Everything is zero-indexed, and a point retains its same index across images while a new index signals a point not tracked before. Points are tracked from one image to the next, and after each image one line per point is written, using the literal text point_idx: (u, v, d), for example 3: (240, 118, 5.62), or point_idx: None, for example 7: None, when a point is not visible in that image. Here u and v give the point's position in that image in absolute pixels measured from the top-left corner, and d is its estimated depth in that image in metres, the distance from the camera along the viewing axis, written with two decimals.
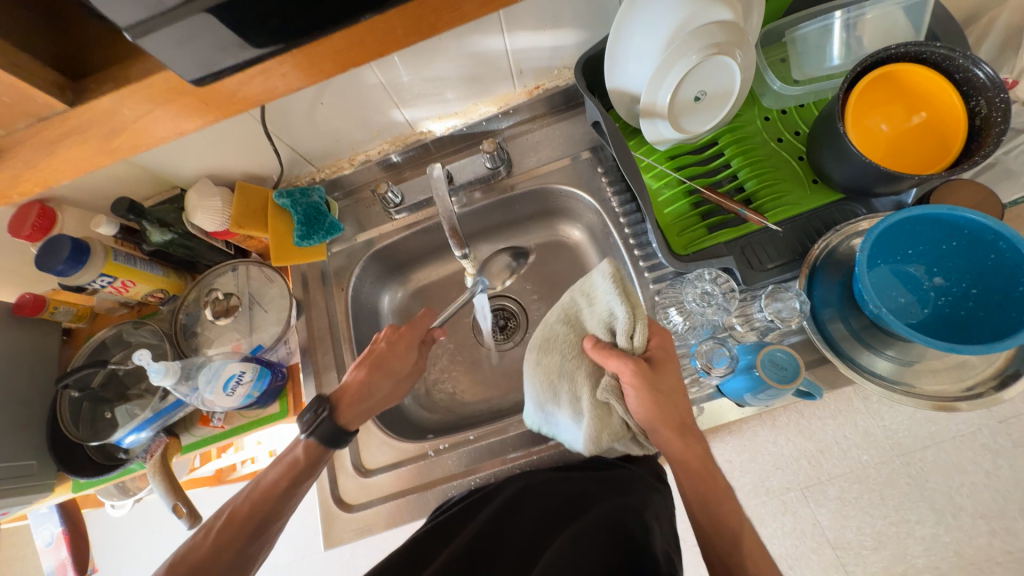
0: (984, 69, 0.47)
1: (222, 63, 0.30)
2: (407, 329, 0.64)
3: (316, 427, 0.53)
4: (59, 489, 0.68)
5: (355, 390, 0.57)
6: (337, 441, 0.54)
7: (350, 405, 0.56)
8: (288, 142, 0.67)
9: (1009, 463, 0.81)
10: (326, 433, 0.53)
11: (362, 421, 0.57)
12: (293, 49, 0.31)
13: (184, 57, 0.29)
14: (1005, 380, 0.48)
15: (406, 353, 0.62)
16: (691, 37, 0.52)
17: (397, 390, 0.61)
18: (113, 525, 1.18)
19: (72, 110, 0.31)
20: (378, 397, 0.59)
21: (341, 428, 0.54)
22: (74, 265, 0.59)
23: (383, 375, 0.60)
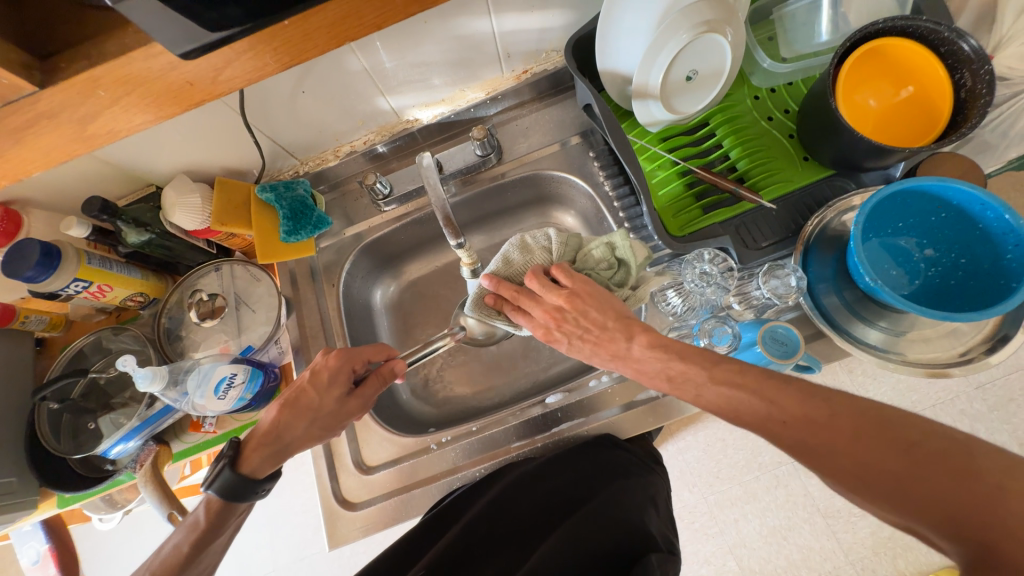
0: (969, 42, 0.47)
1: (208, 38, 0.28)
2: (340, 360, 0.56)
3: (218, 477, 0.50)
4: (43, 505, 0.65)
5: (266, 434, 0.53)
6: (231, 496, 0.50)
7: (257, 452, 0.52)
8: (269, 133, 0.65)
9: (985, 427, 0.84)
10: (228, 483, 0.49)
11: (273, 468, 0.53)
12: (285, 22, 0.30)
13: (168, 30, 0.26)
14: (994, 345, 0.50)
15: (333, 392, 0.55)
16: (683, 15, 0.51)
17: (314, 434, 0.55)
18: (101, 539, 1.15)
19: (45, 92, 0.28)
20: (290, 443, 0.54)
21: (245, 477, 0.50)
22: (45, 270, 0.56)
23: (301, 419, 0.54)
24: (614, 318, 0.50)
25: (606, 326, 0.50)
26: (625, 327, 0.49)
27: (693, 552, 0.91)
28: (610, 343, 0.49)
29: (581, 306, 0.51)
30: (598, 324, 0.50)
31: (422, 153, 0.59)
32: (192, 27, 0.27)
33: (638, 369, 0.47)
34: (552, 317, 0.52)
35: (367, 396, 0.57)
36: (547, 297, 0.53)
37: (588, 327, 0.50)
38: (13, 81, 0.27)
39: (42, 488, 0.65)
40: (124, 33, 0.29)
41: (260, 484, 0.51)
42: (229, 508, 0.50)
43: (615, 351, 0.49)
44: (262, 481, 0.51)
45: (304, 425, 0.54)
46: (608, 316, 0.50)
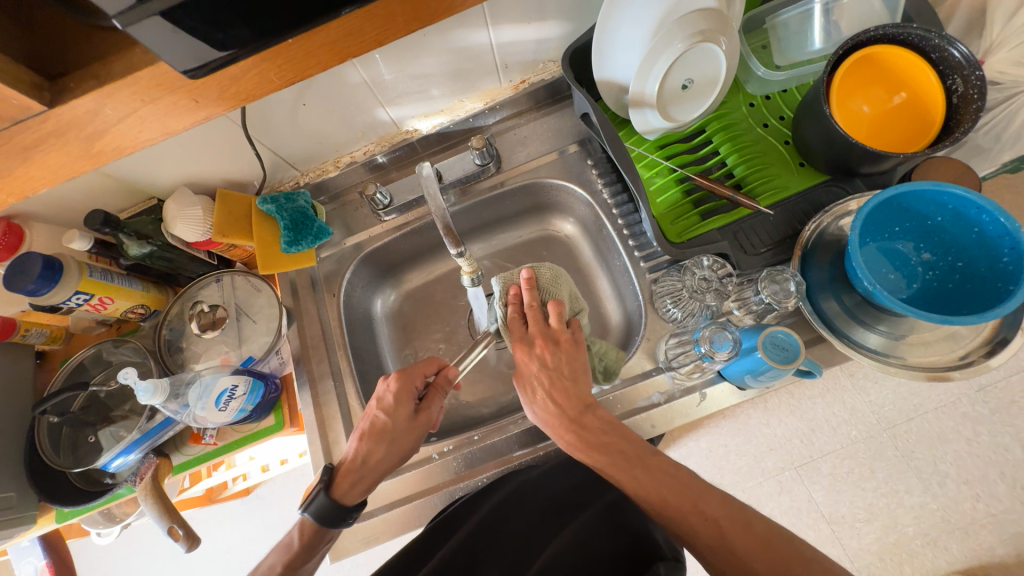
0: (959, 48, 0.48)
1: (215, 56, 0.28)
2: (402, 380, 0.56)
3: (312, 502, 0.51)
4: (42, 520, 0.65)
5: (351, 461, 0.54)
6: (327, 522, 0.51)
7: (345, 477, 0.53)
8: (270, 145, 0.65)
9: (988, 430, 0.84)
10: (322, 509, 0.51)
11: (362, 494, 0.53)
12: (289, 41, 0.30)
13: (177, 49, 0.27)
14: (994, 348, 0.50)
15: (401, 411, 0.55)
16: (677, 25, 0.52)
17: (394, 456, 0.54)
18: (98, 553, 1.14)
19: (53, 110, 0.28)
20: (375, 468, 0.54)
21: (338, 504, 0.51)
22: (46, 283, 0.56)
23: (379, 443, 0.54)
24: (581, 386, 0.53)
25: (576, 386, 0.52)
26: (580, 402, 0.52)
27: (698, 560, 0.90)
28: (572, 396, 0.52)
29: (569, 355, 0.54)
30: (569, 378, 0.53)
31: (425, 164, 0.60)
32: (199, 45, 0.27)
33: (580, 436, 0.49)
34: (540, 342, 0.55)
35: (426, 419, 0.56)
36: (554, 323, 0.56)
37: (563, 371, 0.53)
38: (23, 100, 0.27)
39: (42, 502, 0.64)
40: (132, 52, 0.29)
41: (351, 509, 0.52)
42: (321, 534, 0.52)
43: (561, 414, 0.51)
44: (352, 508, 0.52)
45: (382, 451, 0.54)
46: (581, 379, 0.53)
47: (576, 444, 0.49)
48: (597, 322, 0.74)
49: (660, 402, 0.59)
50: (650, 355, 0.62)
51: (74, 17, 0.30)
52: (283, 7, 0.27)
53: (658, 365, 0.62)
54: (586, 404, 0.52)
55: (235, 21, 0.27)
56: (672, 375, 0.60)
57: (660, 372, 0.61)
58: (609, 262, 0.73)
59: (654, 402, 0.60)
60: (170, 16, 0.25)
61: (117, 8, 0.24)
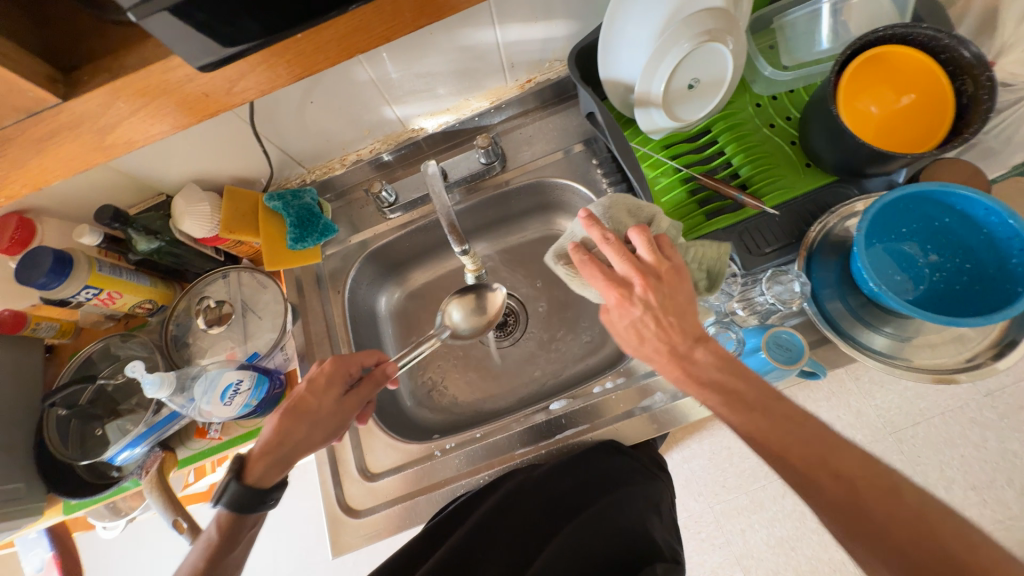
0: (969, 49, 0.48)
1: (227, 52, 0.29)
2: (335, 363, 0.57)
3: (225, 491, 0.49)
4: (48, 512, 0.65)
5: (267, 444, 0.52)
6: (239, 509, 0.49)
7: (259, 462, 0.51)
8: (277, 142, 0.66)
9: (995, 435, 0.83)
10: (234, 496, 0.49)
11: (278, 477, 0.52)
12: (298, 36, 0.31)
13: (190, 44, 0.27)
14: (1002, 350, 0.50)
15: (331, 393, 0.56)
16: (683, 25, 0.52)
17: (316, 438, 0.54)
18: (104, 547, 1.14)
19: (67, 104, 0.29)
20: (295, 449, 0.53)
21: (250, 489, 0.49)
22: (57, 277, 0.57)
23: (301, 423, 0.54)
24: (688, 320, 0.44)
25: (682, 317, 0.44)
26: (693, 340, 0.44)
27: (700, 563, 0.90)
28: (675, 334, 0.44)
29: (670, 286, 0.44)
30: (676, 314, 0.44)
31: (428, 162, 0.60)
32: (211, 40, 0.27)
33: (690, 371, 0.43)
34: (640, 284, 0.44)
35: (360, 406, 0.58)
36: (646, 256, 0.46)
37: (668, 306, 0.44)
38: (38, 93, 0.27)
39: (49, 494, 0.65)
40: (144, 47, 0.30)
41: (265, 495, 0.51)
42: (239, 521, 0.50)
43: (671, 349, 0.44)
44: (268, 490, 0.50)
45: (305, 427, 0.54)
46: (686, 306, 0.44)
47: (682, 377, 0.43)
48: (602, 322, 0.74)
49: (663, 402, 0.59)
50: None
51: (88, 12, 0.31)
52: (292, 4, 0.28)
53: None
54: (694, 339, 0.44)
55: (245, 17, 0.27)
56: None
57: None
58: None
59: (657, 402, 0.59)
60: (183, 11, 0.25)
61: (130, 0, 0.24)
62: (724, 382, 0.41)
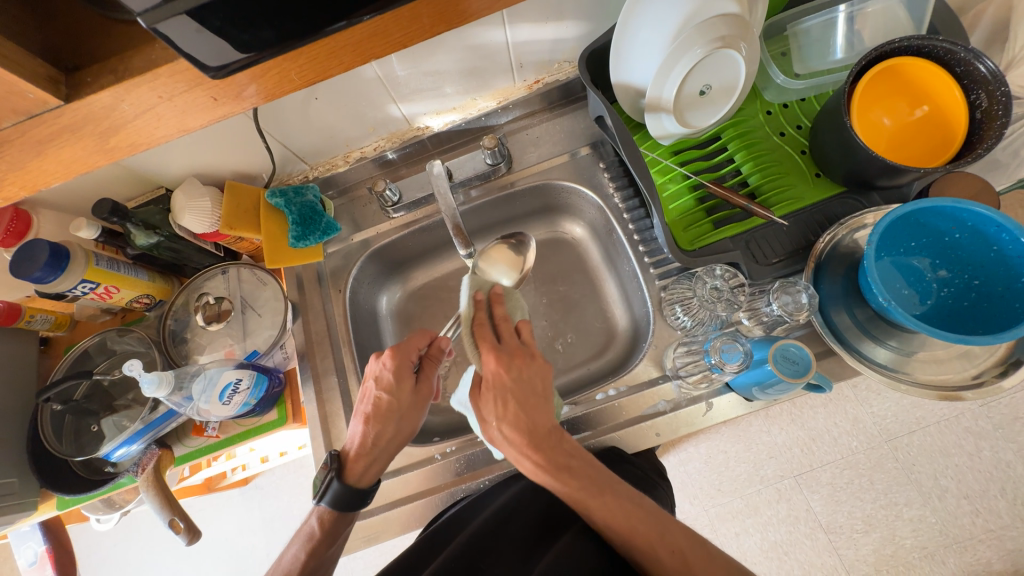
0: (985, 63, 0.47)
1: (239, 57, 0.28)
2: (396, 355, 0.54)
3: (328, 491, 0.52)
4: (42, 507, 0.64)
5: (361, 445, 0.53)
6: (343, 505, 0.52)
7: (357, 463, 0.53)
8: (280, 138, 0.65)
9: (989, 445, 0.83)
10: (334, 495, 0.52)
11: (375, 475, 0.54)
12: (314, 43, 0.30)
13: (200, 48, 0.26)
14: (1008, 368, 0.49)
15: (403, 388, 0.54)
16: (698, 30, 0.51)
17: (404, 430, 0.54)
18: (98, 537, 1.14)
19: (69, 105, 0.28)
20: (389, 446, 0.54)
21: (353, 488, 0.52)
22: (53, 271, 0.56)
23: (389, 423, 0.53)
24: (540, 417, 0.47)
25: (534, 409, 0.47)
26: (535, 435, 0.46)
27: None
28: (538, 422, 0.47)
29: (525, 369, 0.49)
30: (525, 408, 0.47)
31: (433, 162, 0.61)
32: (221, 43, 0.27)
33: (548, 455, 0.45)
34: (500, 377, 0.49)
35: (433, 390, 0.55)
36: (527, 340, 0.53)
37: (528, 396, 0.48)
38: (39, 94, 0.26)
39: (42, 489, 0.64)
40: (152, 47, 0.29)
41: (366, 490, 0.53)
42: (341, 518, 0.53)
43: (530, 435, 0.46)
44: (366, 489, 0.53)
45: (391, 427, 0.53)
46: (541, 399, 0.48)
47: (543, 465, 0.45)
48: (604, 327, 0.73)
49: (665, 410, 0.59)
50: (657, 362, 0.62)
51: (92, 9, 0.30)
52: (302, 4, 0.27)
53: (664, 373, 0.61)
54: (548, 432, 0.47)
55: (261, 23, 0.27)
56: (678, 384, 0.60)
57: (666, 380, 0.61)
58: (618, 267, 0.73)
59: (660, 410, 0.59)
60: (198, 16, 0.24)
61: (142, 6, 0.23)
62: (560, 464, 0.45)
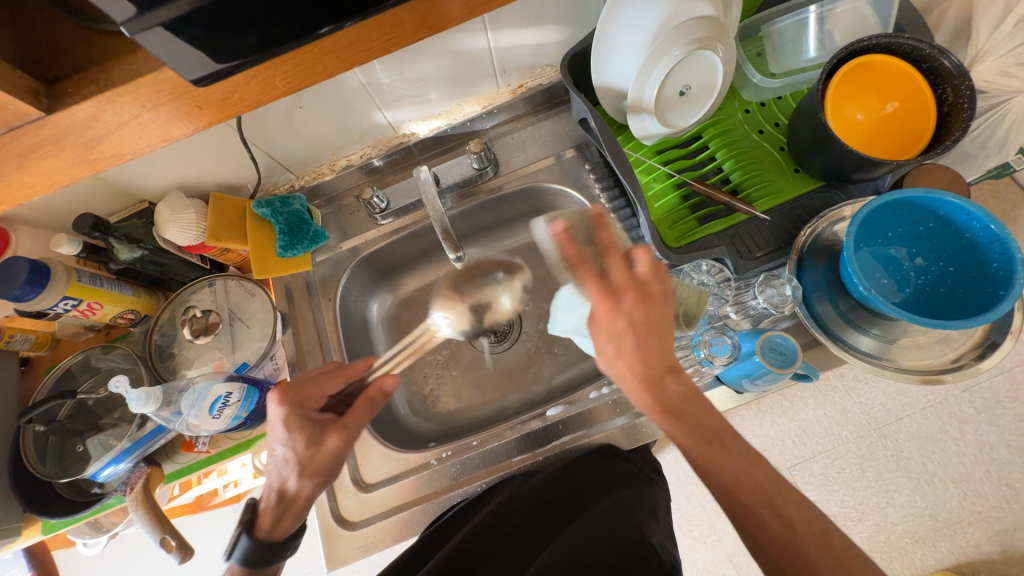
0: (949, 58, 0.50)
1: (224, 65, 0.28)
2: (284, 400, 0.54)
3: (236, 548, 0.51)
4: (26, 532, 0.62)
5: (269, 499, 0.53)
6: (252, 562, 0.50)
7: (266, 515, 0.53)
8: (265, 148, 0.64)
9: (973, 429, 0.85)
10: (245, 551, 0.50)
11: (289, 528, 0.53)
12: (297, 49, 0.30)
13: (185, 58, 0.27)
14: (985, 351, 0.51)
15: (299, 436, 0.53)
16: (675, 33, 0.53)
17: (320, 477, 0.54)
18: (86, 562, 1.11)
19: (53, 117, 0.27)
20: (296, 499, 0.53)
21: (261, 545, 0.51)
22: (33, 289, 0.55)
23: (294, 471, 0.53)
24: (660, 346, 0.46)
25: (649, 347, 0.45)
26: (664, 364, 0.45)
27: (693, 561, 0.90)
28: (651, 358, 0.45)
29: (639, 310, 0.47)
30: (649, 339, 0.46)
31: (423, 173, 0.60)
32: (207, 53, 0.27)
33: (660, 398, 0.44)
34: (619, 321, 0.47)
35: (344, 432, 0.54)
36: (641, 271, 0.49)
37: (645, 327, 0.46)
38: (21, 107, 0.26)
39: (26, 514, 0.62)
40: (135, 57, 0.29)
41: (279, 546, 0.52)
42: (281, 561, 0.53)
43: (645, 376, 0.45)
44: (279, 544, 0.52)
45: (295, 478, 0.53)
46: (655, 338, 0.46)
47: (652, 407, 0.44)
48: None
49: None
50: None
51: (73, 22, 0.29)
52: (283, 11, 0.27)
53: None
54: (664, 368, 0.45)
55: (247, 30, 0.27)
56: None
57: None
58: None
59: None
60: (180, 24, 0.25)
61: (124, 14, 0.24)
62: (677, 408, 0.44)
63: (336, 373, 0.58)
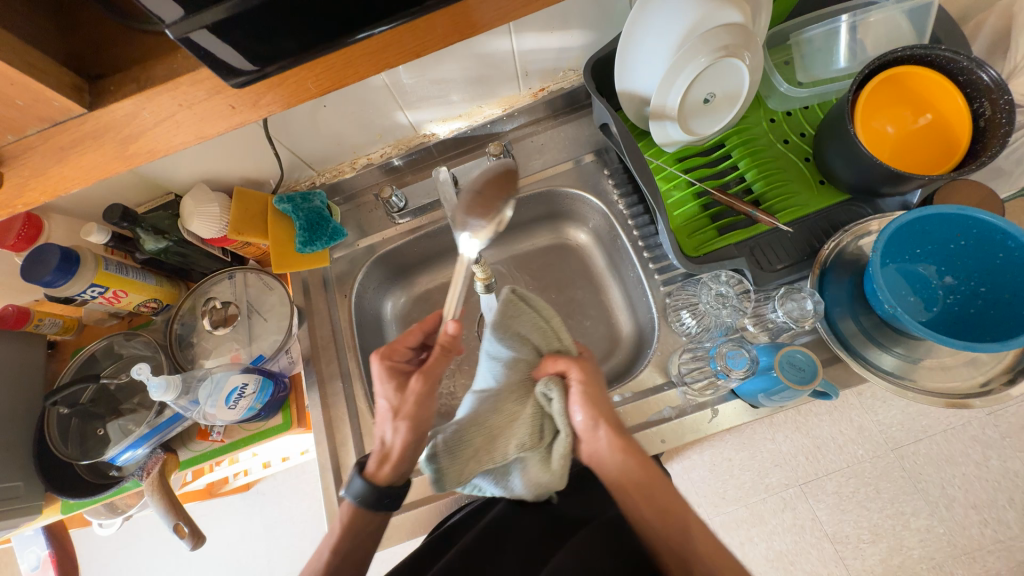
0: (989, 72, 0.48)
1: (260, 67, 0.29)
2: (384, 356, 0.55)
3: (353, 490, 0.49)
4: (47, 511, 0.64)
5: (385, 450, 0.51)
6: (369, 504, 0.49)
7: (383, 463, 0.51)
8: (289, 145, 0.65)
9: (997, 454, 0.82)
10: (361, 493, 0.49)
11: (402, 474, 0.51)
12: (329, 53, 0.30)
13: (223, 60, 0.27)
14: (1015, 376, 0.49)
15: (399, 385, 0.53)
16: (702, 40, 0.52)
17: (414, 426, 0.51)
18: (101, 543, 1.14)
19: (93, 112, 0.28)
20: (416, 443, 0.52)
21: (377, 487, 0.49)
22: (63, 275, 0.56)
23: (404, 418, 0.51)
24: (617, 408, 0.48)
25: (603, 395, 0.48)
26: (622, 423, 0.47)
27: None
28: (611, 410, 0.48)
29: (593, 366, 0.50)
30: (608, 399, 0.48)
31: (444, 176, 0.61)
32: (245, 56, 0.28)
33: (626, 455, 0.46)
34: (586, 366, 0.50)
35: (424, 375, 0.52)
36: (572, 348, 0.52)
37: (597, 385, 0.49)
38: (65, 102, 0.27)
39: (47, 493, 0.64)
40: (173, 57, 0.29)
41: (393, 489, 0.50)
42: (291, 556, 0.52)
43: (614, 424, 0.47)
44: (391, 488, 0.50)
45: (394, 426, 0.51)
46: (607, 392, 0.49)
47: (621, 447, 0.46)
48: (608, 333, 0.73)
49: (671, 417, 0.59)
50: (661, 368, 0.62)
51: (116, 21, 0.30)
52: (319, 12, 0.27)
53: (669, 379, 0.61)
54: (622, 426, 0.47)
55: (283, 34, 0.28)
56: (684, 390, 0.59)
57: (671, 386, 0.60)
58: (622, 273, 0.73)
59: (665, 417, 0.59)
60: (222, 27, 0.26)
61: (170, 17, 0.24)
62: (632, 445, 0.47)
63: (415, 328, 0.57)
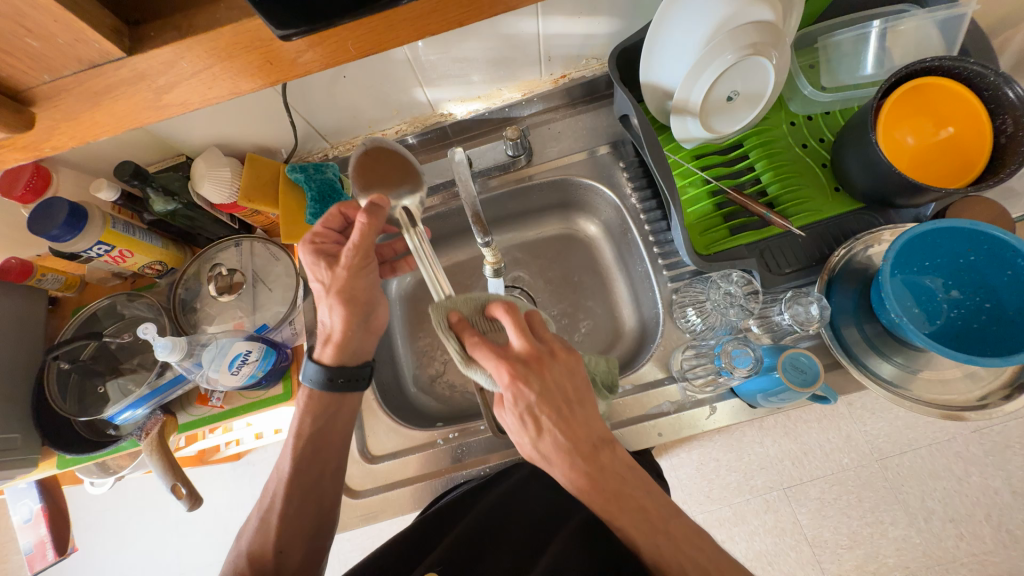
0: (1015, 88, 0.48)
1: (303, 24, 0.28)
2: (306, 250, 0.54)
3: (311, 372, 0.55)
4: (43, 465, 0.64)
5: (335, 326, 0.54)
6: (329, 383, 0.54)
7: (330, 344, 0.55)
8: (304, 114, 0.64)
9: (979, 471, 0.83)
10: (317, 374, 0.55)
11: (352, 356, 0.56)
12: (376, 15, 0.30)
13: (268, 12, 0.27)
14: (1013, 392, 0.50)
15: (326, 272, 0.53)
16: (731, 35, 0.51)
17: (347, 300, 0.53)
18: (90, 502, 1.15)
19: (132, 59, 0.28)
20: (359, 326, 0.55)
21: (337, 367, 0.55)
22: (70, 230, 0.56)
23: (338, 299, 0.53)
24: (579, 423, 0.41)
25: (577, 416, 0.42)
26: (594, 451, 0.41)
27: None
28: (581, 431, 0.41)
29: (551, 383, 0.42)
30: (562, 428, 0.41)
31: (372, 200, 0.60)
32: (289, 11, 0.27)
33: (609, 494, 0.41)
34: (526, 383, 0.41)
35: (355, 254, 0.51)
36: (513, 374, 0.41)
37: (565, 409, 0.41)
38: (104, 46, 0.27)
39: (43, 447, 0.64)
40: (214, 6, 0.29)
41: (348, 368, 0.55)
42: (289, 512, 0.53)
43: (578, 446, 0.41)
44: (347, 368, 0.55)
45: (332, 312, 0.53)
46: (577, 405, 0.42)
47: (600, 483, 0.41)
48: (612, 326, 0.74)
49: (669, 411, 0.60)
50: (663, 364, 0.63)
51: None
52: None
53: (670, 374, 0.62)
54: (593, 450, 0.41)
55: None
56: (685, 386, 0.60)
57: (672, 382, 0.61)
58: (629, 267, 0.73)
59: (664, 411, 0.60)
60: None
61: None
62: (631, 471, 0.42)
63: (335, 211, 0.56)
